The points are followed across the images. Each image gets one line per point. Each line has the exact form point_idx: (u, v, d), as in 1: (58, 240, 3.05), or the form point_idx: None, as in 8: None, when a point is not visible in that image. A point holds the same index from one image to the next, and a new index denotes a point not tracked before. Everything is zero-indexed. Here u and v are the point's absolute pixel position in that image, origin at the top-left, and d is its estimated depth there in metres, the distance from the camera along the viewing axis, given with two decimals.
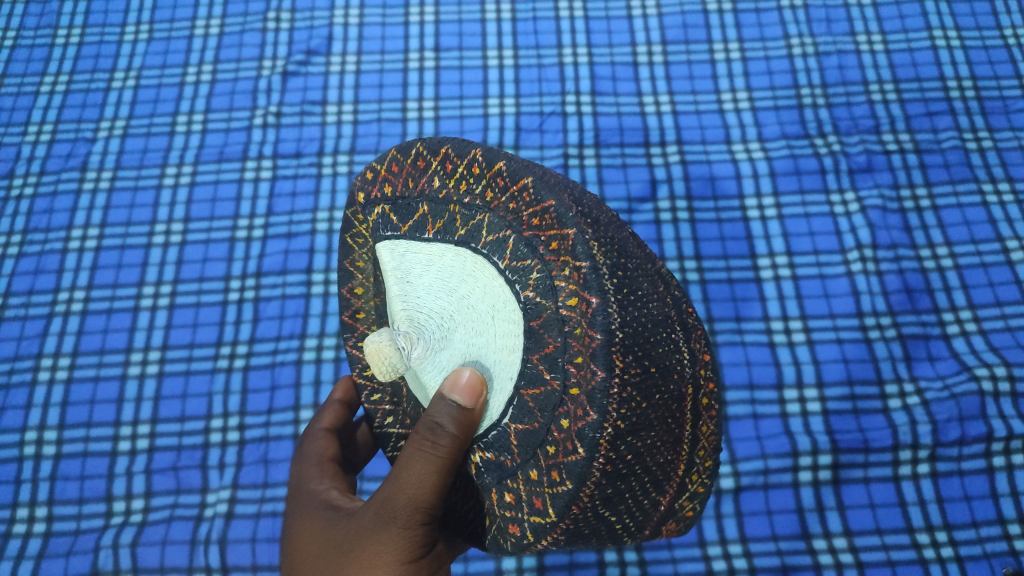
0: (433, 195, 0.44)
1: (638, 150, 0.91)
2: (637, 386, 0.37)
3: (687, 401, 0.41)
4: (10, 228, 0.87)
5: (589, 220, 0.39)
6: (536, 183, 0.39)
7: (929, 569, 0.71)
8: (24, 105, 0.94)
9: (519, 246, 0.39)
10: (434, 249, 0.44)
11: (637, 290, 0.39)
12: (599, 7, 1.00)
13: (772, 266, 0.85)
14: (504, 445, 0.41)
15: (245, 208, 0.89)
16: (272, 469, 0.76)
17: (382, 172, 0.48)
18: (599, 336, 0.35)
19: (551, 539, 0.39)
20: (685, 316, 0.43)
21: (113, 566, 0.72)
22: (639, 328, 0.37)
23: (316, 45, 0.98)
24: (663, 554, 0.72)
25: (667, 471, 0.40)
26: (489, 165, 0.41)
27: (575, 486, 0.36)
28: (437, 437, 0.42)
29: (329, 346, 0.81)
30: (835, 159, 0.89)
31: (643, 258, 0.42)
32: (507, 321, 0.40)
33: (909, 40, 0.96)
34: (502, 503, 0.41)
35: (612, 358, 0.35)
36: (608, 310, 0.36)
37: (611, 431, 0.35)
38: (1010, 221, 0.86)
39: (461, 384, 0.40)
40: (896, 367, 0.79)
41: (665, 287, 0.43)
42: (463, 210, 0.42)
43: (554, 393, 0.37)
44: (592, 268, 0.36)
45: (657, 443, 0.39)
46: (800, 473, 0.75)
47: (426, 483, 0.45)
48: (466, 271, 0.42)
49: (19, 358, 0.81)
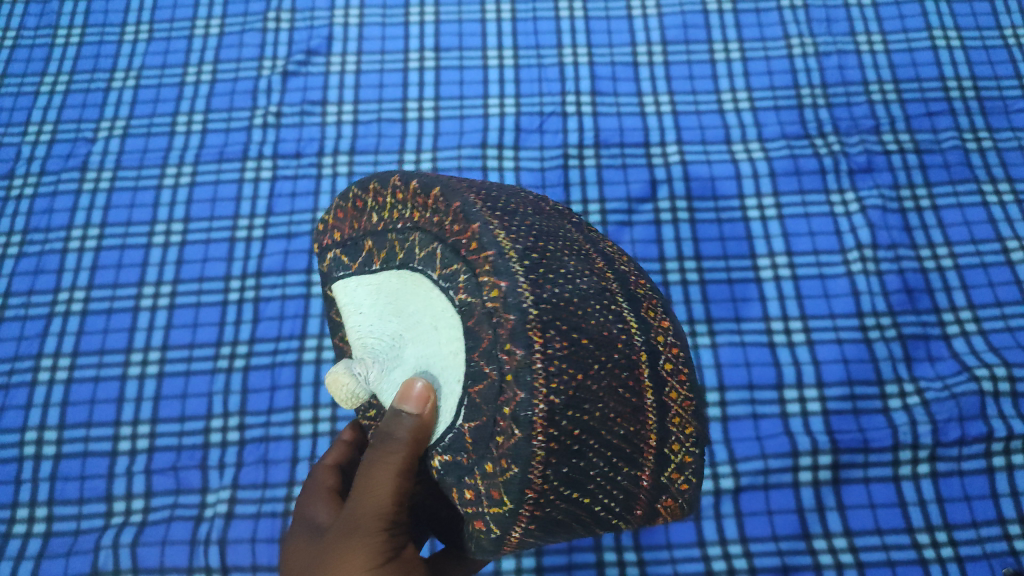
0: (374, 228, 0.47)
1: (638, 150, 0.91)
2: (568, 359, 0.36)
3: (639, 368, 0.38)
4: (10, 228, 0.87)
5: (497, 213, 0.40)
6: (444, 190, 0.41)
7: (928, 569, 0.71)
8: (24, 105, 0.94)
9: (446, 254, 0.40)
10: (379, 278, 0.47)
11: (560, 267, 0.38)
12: (599, 7, 1.00)
13: (772, 266, 0.85)
14: (460, 445, 0.41)
15: (246, 208, 0.89)
16: (272, 469, 0.76)
17: (331, 221, 0.53)
18: (513, 316, 0.36)
19: (522, 529, 0.38)
20: (630, 284, 0.41)
21: (114, 566, 0.72)
22: (562, 303, 0.37)
23: (316, 45, 0.97)
24: (663, 554, 0.73)
25: (634, 443, 0.38)
26: (405, 187, 0.44)
27: (522, 469, 0.35)
28: (389, 446, 0.44)
29: (329, 347, 0.81)
30: (835, 159, 0.89)
31: (571, 238, 0.41)
32: (449, 328, 0.41)
33: (908, 40, 0.96)
34: (465, 500, 0.41)
35: (530, 335, 0.35)
36: (520, 289, 0.36)
37: (545, 407, 0.35)
38: (1010, 221, 0.86)
39: (412, 395, 0.42)
40: (896, 367, 0.79)
41: (603, 262, 0.41)
42: (399, 235, 0.45)
43: (494, 384, 0.37)
44: (499, 254, 0.37)
45: (609, 415, 0.37)
46: (800, 473, 0.75)
47: (386, 490, 0.47)
48: (406, 289, 0.44)
49: (19, 358, 0.81)
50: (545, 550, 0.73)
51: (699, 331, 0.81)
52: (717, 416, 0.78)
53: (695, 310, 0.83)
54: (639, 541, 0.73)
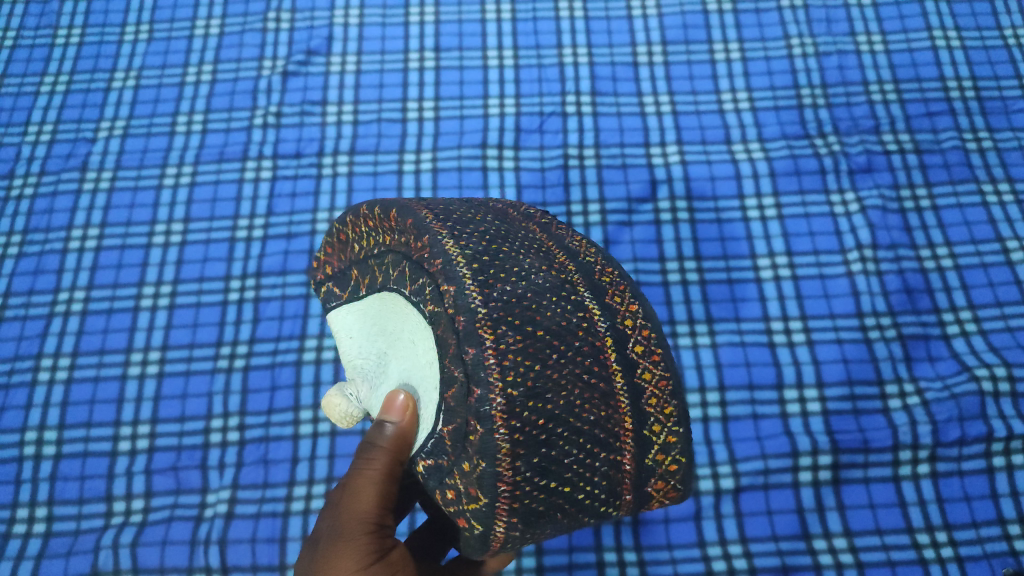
0: (356, 257, 0.50)
1: (638, 150, 0.91)
2: (523, 352, 0.36)
3: (604, 353, 0.37)
4: (10, 228, 0.87)
5: (449, 223, 0.40)
6: (399, 210, 0.42)
7: (929, 569, 0.71)
8: (24, 105, 0.94)
9: (412, 270, 0.41)
10: (364, 302, 0.50)
11: (514, 266, 0.39)
12: (599, 7, 1.00)
13: (772, 266, 0.85)
14: (440, 448, 0.40)
15: (245, 208, 0.89)
16: (272, 469, 0.76)
17: (322, 257, 0.56)
18: (463, 317, 0.36)
19: (505, 523, 0.37)
20: (596, 273, 0.41)
21: (114, 566, 0.72)
22: (515, 299, 0.37)
23: (316, 45, 0.97)
24: (663, 554, 0.73)
25: (608, 428, 0.37)
26: (372, 213, 0.46)
27: (490, 463, 0.35)
28: (369, 452, 0.46)
29: (329, 347, 0.81)
30: (836, 159, 0.89)
31: (531, 238, 0.42)
32: (424, 340, 0.42)
33: (909, 40, 0.96)
34: (447, 500, 0.41)
35: (481, 333, 0.36)
36: (468, 291, 0.37)
37: (503, 400, 0.35)
38: (1010, 221, 0.86)
39: (394, 406, 0.44)
40: (896, 368, 0.79)
41: (567, 256, 0.41)
42: (376, 260, 0.46)
43: (462, 385, 0.37)
44: (447, 261, 0.38)
45: (575, 402, 0.36)
46: (800, 473, 0.75)
47: (369, 494, 0.48)
48: (387, 309, 0.46)
49: (19, 358, 0.81)
50: (545, 550, 0.73)
51: (699, 330, 0.81)
52: (717, 416, 0.78)
53: (695, 310, 0.83)
54: (639, 541, 0.73)
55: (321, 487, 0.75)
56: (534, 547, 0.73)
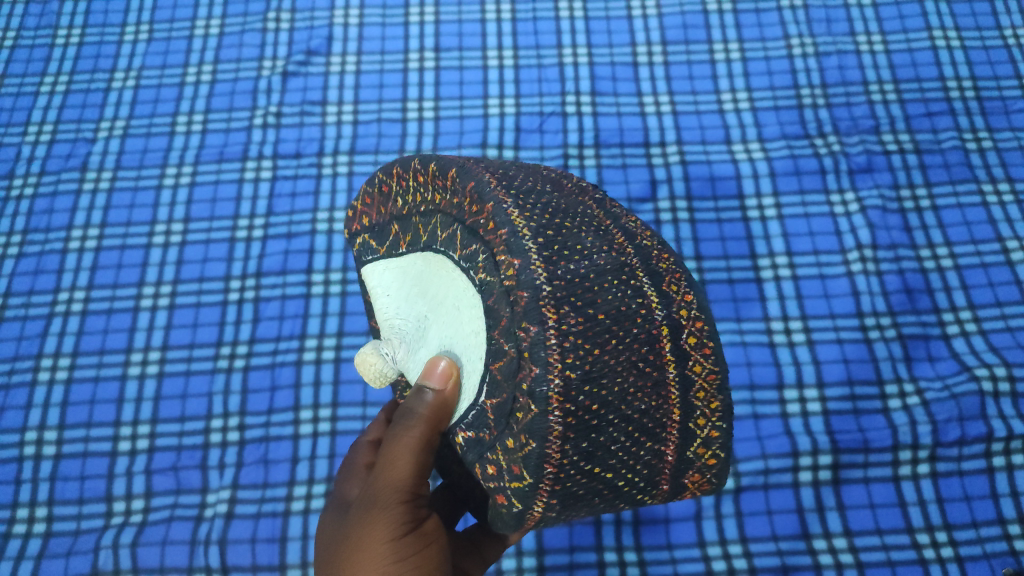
0: (399, 212, 0.49)
1: (638, 150, 0.91)
2: (583, 335, 0.36)
3: (660, 343, 0.37)
4: (10, 228, 0.87)
5: (512, 191, 0.39)
6: (459, 171, 0.41)
7: (928, 569, 0.71)
8: (24, 105, 0.94)
9: (463, 235, 0.41)
10: (405, 261, 0.49)
11: (576, 243, 0.38)
12: (599, 7, 1.00)
13: (772, 266, 0.85)
14: (482, 421, 0.41)
15: (245, 208, 0.89)
16: (272, 468, 0.76)
17: (359, 207, 0.55)
18: (525, 293, 0.35)
19: (544, 504, 0.38)
20: (654, 257, 0.39)
21: (114, 566, 0.72)
22: (577, 279, 0.36)
23: (316, 45, 0.97)
24: (663, 554, 0.73)
25: (656, 418, 0.37)
26: (425, 169, 0.44)
27: (540, 443, 0.35)
28: (408, 419, 0.46)
29: (329, 347, 0.81)
30: (836, 159, 0.89)
31: (590, 212, 0.40)
32: (469, 307, 0.42)
33: (909, 40, 0.96)
34: (486, 475, 0.41)
35: (543, 312, 0.35)
36: (533, 266, 0.36)
37: (560, 382, 0.35)
38: (1010, 221, 0.86)
39: (435, 372, 0.44)
40: (897, 367, 0.79)
41: (625, 236, 0.39)
42: (422, 218, 0.46)
43: (512, 360, 0.36)
44: (512, 232, 0.37)
45: (628, 389, 0.36)
46: (800, 473, 0.75)
47: (404, 462, 0.47)
48: (432, 270, 0.46)
49: (19, 358, 0.81)
50: (546, 550, 0.73)
51: None
52: None
53: None
54: (639, 541, 0.73)
55: (320, 487, 0.75)
56: (534, 547, 0.73)
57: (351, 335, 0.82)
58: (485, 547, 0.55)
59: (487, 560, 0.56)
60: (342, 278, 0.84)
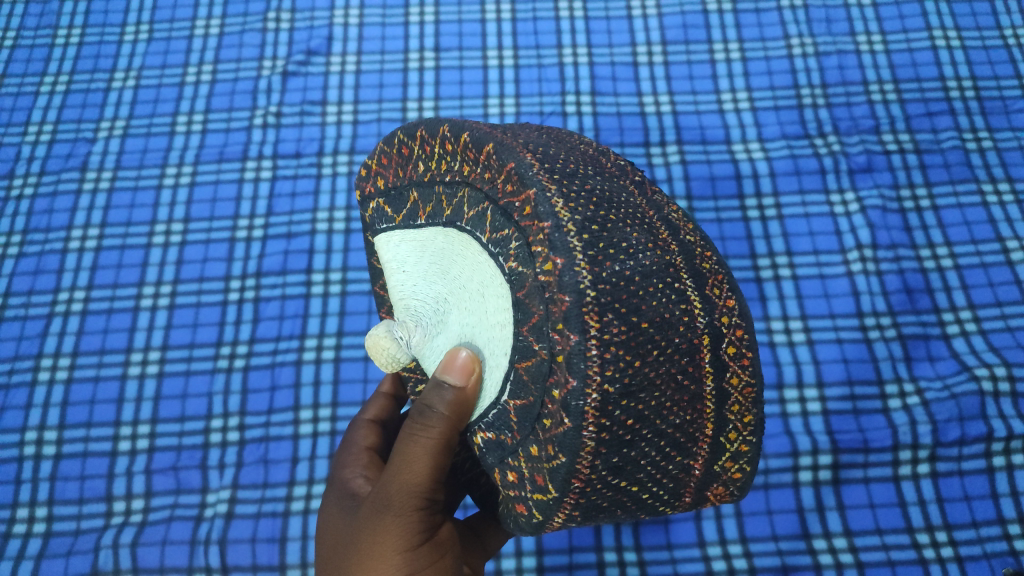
0: (420, 180, 0.47)
1: (638, 150, 0.91)
2: (624, 345, 0.34)
3: (701, 353, 0.36)
4: (10, 228, 0.87)
5: (555, 175, 0.37)
6: (497, 148, 0.38)
7: (929, 569, 0.71)
8: (24, 105, 0.94)
9: (495, 216, 0.39)
10: (424, 234, 0.47)
11: (621, 240, 0.36)
12: (599, 7, 1.00)
13: (772, 266, 0.85)
14: (504, 422, 0.41)
15: (245, 208, 0.89)
16: (272, 469, 0.76)
17: (374, 167, 0.52)
18: (568, 297, 0.34)
19: (565, 515, 0.38)
20: (697, 257, 0.39)
21: (114, 566, 0.72)
22: (621, 282, 0.35)
23: (316, 45, 0.97)
24: (663, 553, 0.73)
25: (689, 432, 0.38)
26: (456, 138, 0.42)
27: (570, 458, 0.35)
28: (427, 418, 0.45)
29: (329, 347, 0.81)
30: (835, 159, 0.89)
31: (634, 206, 0.39)
32: (496, 296, 0.40)
33: (909, 40, 0.96)
34: (507, 482, 0.41)
35: (586, 319, 0.34)
36: (577, 267, 0.34)
37: (597, 396, 0.34)
38: (1010, 221, 0.86)
39: (455, 365, 0.42)
40: (897, 367, 0.79)
41: (669, 233, 0.39)
42: (445, 189, 0.44)
43: (543, 363, 0.36)
44: (556, 226, 0.35)
45: (665, 403, 0.36)
46: (800, 473, 0.75)
47: (421, 465, 0.46)
48: (454, 250, 0.44)
49: (19, 358, 0.81)
50: (546, 550, 0.73)
51: None
52: None
53: None
54: (639, 541, 0.73)
55: (320, 487, 0.75)
56: (535, 547, 0.73)
57: (351, 335, 0.82)
58: (489, 542, 0.55)
59: (490, 555, 0.56)
60: (342, 278, 0.84)
